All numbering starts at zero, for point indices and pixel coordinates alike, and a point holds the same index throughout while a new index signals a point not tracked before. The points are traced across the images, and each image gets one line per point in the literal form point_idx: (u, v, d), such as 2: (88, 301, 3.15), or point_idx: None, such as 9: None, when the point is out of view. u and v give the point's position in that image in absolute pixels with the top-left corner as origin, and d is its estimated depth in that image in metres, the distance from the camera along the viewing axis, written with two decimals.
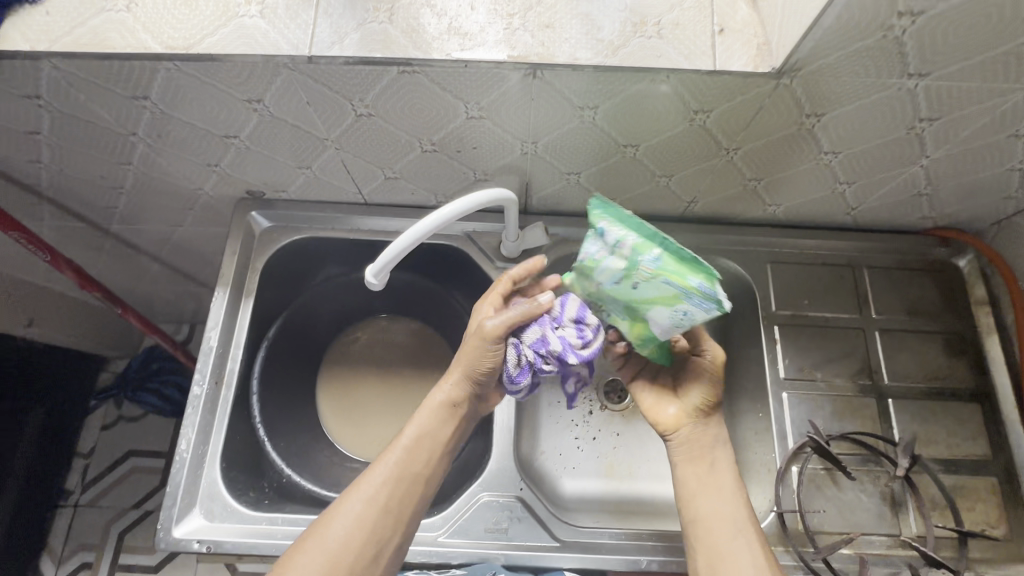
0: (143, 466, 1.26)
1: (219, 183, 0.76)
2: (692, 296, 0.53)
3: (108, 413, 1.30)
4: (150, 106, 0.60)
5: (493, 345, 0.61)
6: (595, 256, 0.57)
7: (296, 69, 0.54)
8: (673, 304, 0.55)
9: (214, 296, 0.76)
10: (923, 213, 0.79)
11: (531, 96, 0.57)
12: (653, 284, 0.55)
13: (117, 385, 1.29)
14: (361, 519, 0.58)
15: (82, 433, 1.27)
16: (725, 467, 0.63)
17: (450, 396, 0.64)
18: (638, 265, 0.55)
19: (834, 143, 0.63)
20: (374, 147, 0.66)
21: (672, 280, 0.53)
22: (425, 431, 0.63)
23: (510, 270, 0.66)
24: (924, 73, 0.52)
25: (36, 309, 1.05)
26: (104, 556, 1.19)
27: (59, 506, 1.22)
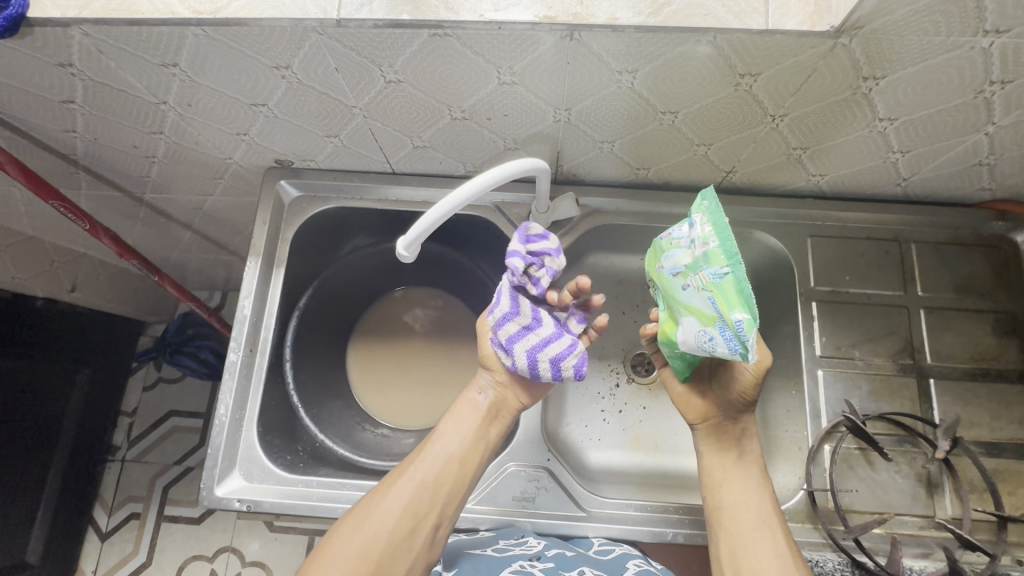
0: (184, 425, 1.32)
1: (248, 153, 0.76)
2: (725, 327, 0.51)
3: (150, 374, 1.35)
4: (180, 73, 0.59)
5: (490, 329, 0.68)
6: (675, 241, 0.58)
7: (325, 33, 0.52)
8: (705, 323, 0.53)
9: (246, 265, 0.76)
10: (981, 185, 0.74)
11: (567, 60, 0.54)
12: (701, 294, 0.53)
13: (156, 348, 1.33)
14: (400, 492, 0.61)
15: (126, 393, 1.34)
16: (752, 460, 0.63)
17: (481, 384, 0.68)
18: (703, 267, 0.53)
19: (891, 109, 0.59)
20: (403, 115, 0.64)
21: (717, 301, 0.51)
22: (458, 414, 0.66)
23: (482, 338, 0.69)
24: (1003, 30, 0.47)
25: (78, 274, 1.08)
26: (151, 507, 1.26)
27: (108, 461, 1.29)
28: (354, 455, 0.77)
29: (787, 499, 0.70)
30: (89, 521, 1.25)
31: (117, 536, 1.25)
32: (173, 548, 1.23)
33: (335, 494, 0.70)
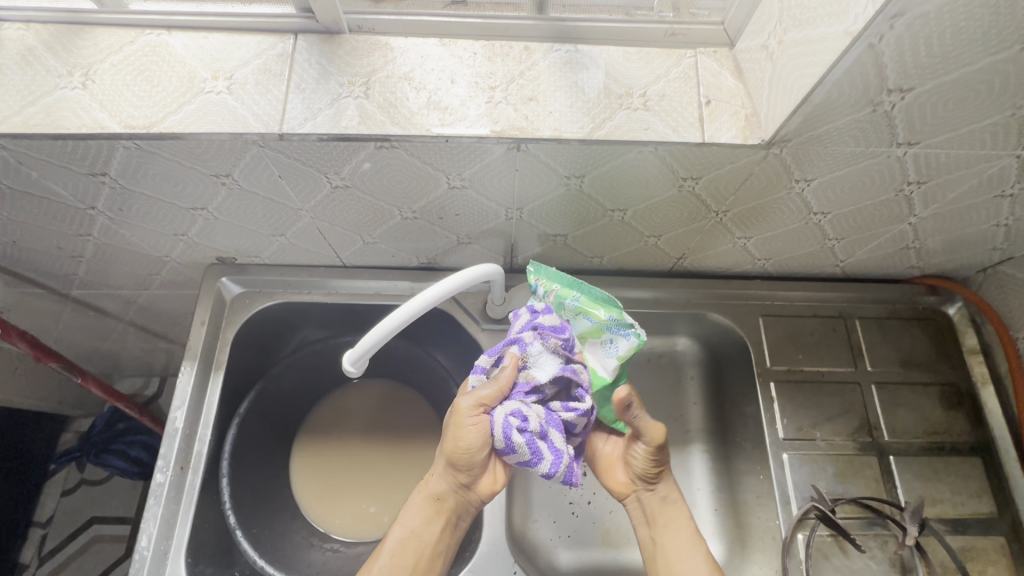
0: (108, 533, 1.17)
1: (187, 251, 0.72)
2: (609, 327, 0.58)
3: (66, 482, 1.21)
4: (110, 182, 0.56)
5: (469, 421, 0.57)
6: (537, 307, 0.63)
7: (267, 146, 0.51)
8: (598, 336, 0.59)
9: (180, 372, 0.71)
10: (911, 263, 0.78)
11: (515, 168, 0.54)
12: (579, 320, 0.59)
13: (80, 448, 1.19)
14: None
15: (40, 500, 1.18)
16: (681, 523, 0.65)
17: (435, 489, 0.63)
18: (558, 314, 0.60)
19: (823, 204, 0.62)
20: (352, 216, 0.63)
21: (590, 316, 0.59)
22: (410, 532, 0.62)
23: (476, 397, 0.57)
24: (913, 143, 0.51)
25: None
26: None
27: None
28: None
29: None
30: None
31: None
32: None
33: None
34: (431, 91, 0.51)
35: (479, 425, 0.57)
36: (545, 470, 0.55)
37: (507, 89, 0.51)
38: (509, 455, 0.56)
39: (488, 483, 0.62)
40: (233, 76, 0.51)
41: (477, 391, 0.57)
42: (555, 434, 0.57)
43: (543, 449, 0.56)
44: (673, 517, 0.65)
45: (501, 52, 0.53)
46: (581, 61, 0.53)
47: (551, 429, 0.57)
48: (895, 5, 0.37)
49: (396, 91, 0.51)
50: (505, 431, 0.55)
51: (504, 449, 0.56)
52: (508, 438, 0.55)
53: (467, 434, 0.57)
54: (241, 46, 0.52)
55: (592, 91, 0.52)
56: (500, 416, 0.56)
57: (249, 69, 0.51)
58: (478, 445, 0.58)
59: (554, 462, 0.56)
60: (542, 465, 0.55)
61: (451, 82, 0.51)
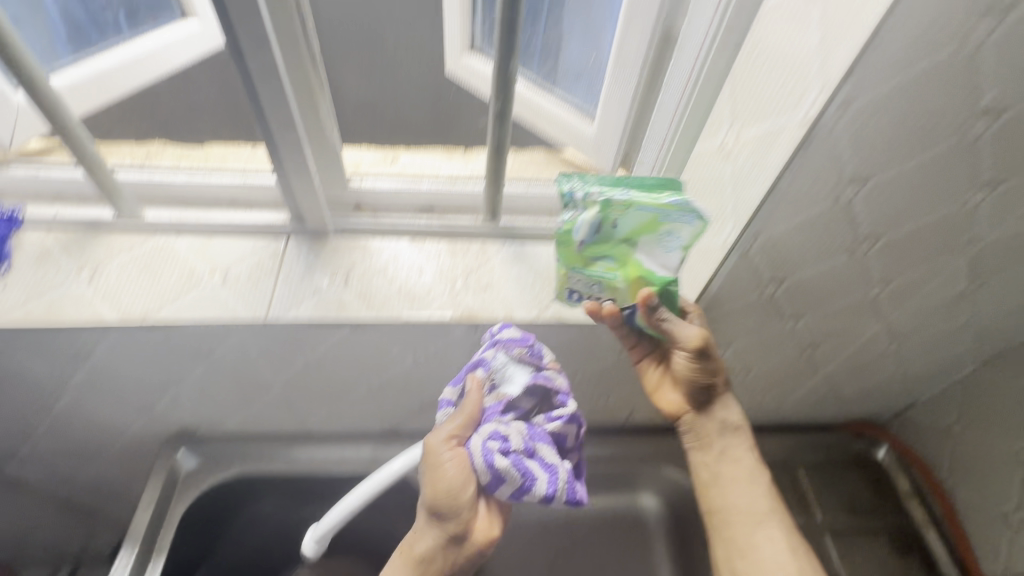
0: None
1: (148, 423, 0.73)
2: (670, 212, 0.48)
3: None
4: (91, 362, 0.60)
5: (445, 458, 0.53)
6: (567, 221, 0.50)
7: (251, 330, 0.57)
8: (656, 229, 0.49)
9: (118, 555, 0.67)
10: (834, 410, 0.87)
11: (474, 343, 0.62)
12: (632, 215, 0.49)
13: None
14: None
15: None
16: (773, 532, 0.63)
17: (421, 547, 0.57)
18: (607, 216, 0.49)
19: (743, 364, 0.72)
20: (322, 386, 0.67)
21: (647, 202, 0.48)
22: None
23: (445, 430, 0.54)
24: (799, 316, 0.63)
25: None
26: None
27: None
28: None
29: None
30: None
31: None
32: None
33: None
34: (402, 281, 0.60)
35: (456, 459, 0.53)
36: (542, 491, 0.51)
37: (467, 279, 0.61)
38: (501, 486, 0.52)
39: (482, 529, 0.57)
40: (228, 271, 0.59)
41: (444, 425, 0.54)
42: (544, 448, 0.53)
43: (534, 468, 0.52)
44: (743, 488, 0.65)
45: (462, 250, 0.65)
46: (528, 255, 0.65)
47: (539, 445, 0.53)
48: (752, 227, 0.49)
49: (371, 282, 0.60)
50: (487, 457, 0.52)
51: (490, 480, 0.52)
52: (491, 465, 0.51)
53: (446, 471, 0.53)
54: (238, 247, 0.61)
55: (538, 280, 0.62)
56: (478, 443, 0.52)
57: (243, 265, 0.60)
58: (460, 478, 0.53)
59: (551, 480, 0.52)
60: (538, 486, 0.51)
61: (419, 274, 0.61)
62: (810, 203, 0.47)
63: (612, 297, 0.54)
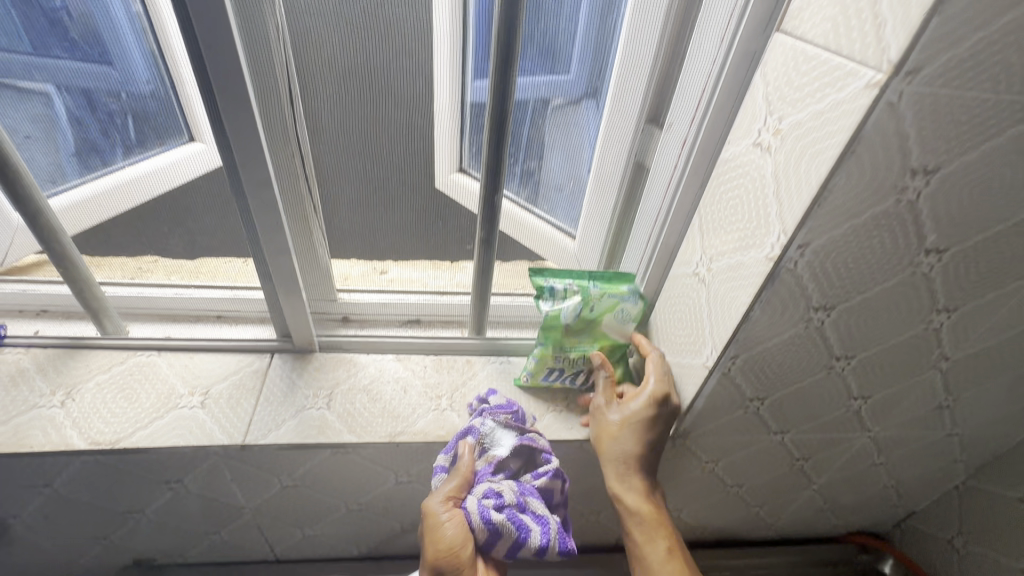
0: None
1: (101, 554, 0.67)
2: (625, 297, 0.60)
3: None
4: (50, 491, 0.56)
5: (443, 517, 0.46)
6: (552, 310, 0.58)
7: (228, 454, 0.55)
8: (616, 310, 0.60)
9: None
10: (832, 522, 0.84)
11: None
12: (601, 300, 0.59)
13: None
14: None
15: None
16: None
17: None
18: (585, 304, 0.58)
19: (734, 478, 0.70)
20: (296, 510, 0.63)
21: (610, 289, 0.59)
22: None
23: (437, 489, 0.49)
24: (785, 430, 0.63)
25: None
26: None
27: None
28: None
29: None
30: None
31: None
32: None
33: None
34: (386, 400, 0.60)
35: (455, 521, 0.46)
36: (537, 544, 0.46)
37: (452, 397, 0.61)
38: (499, 545, 0.46)
39: None
40: (209, 392, 0.58)
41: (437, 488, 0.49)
42: (535, 501, 0.49)
43: (527, 521, 0.47)
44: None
45: (447, 365, 0.66)
46: (512, 370, 0.66)
47: (530, 499, 0.49)
48: (730, 348, 0.51)
49: (355, 401, 0.59)
50: (482, 511, 0.46)
51: (489, 538, 0.46)
52: (488, 520, 0.46)
53: (446, 530, 0.46)
54: (222, 364, 0.61)
55: (523, 396, 0.64)
56: (473, 500, 0.47)
57: (224, 385, 0.59)
58: (461, 535, 0.45)
59: (546, 530, 0.47)
60: (535, 539, 0.46)
61: (404, 391, 0.61)
62: (781, 327, 0.49)
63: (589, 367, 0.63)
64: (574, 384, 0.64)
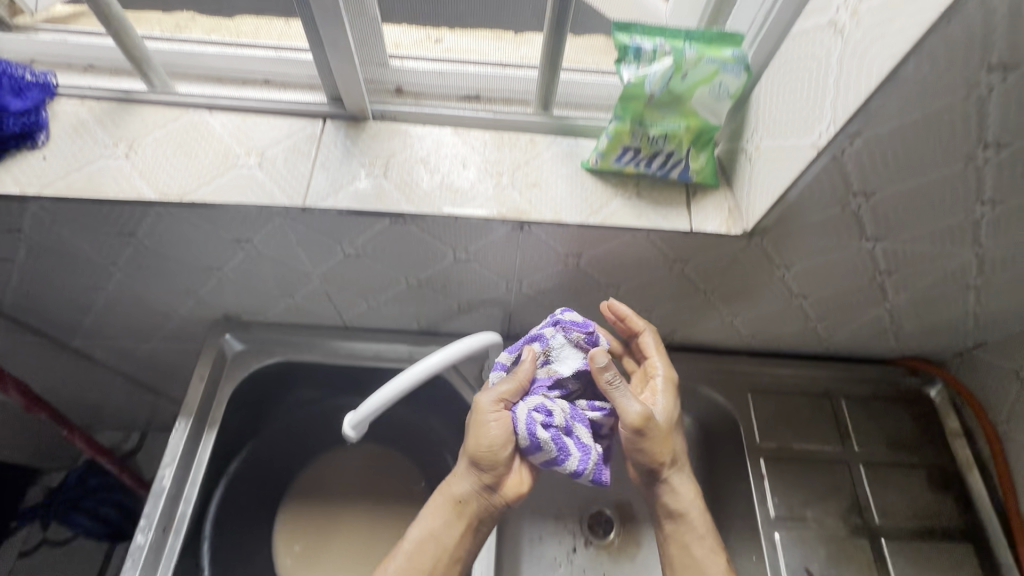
0: None
1: (194, 307, 0.75)
2: (729, 65, 0.49)
3: (32, 537, 1.37)
4: (135, 241, 0.60)
5: (491, 418, 0.59)
6: (636, 77, 0.50)
7: (290, 216, 0.55)
8: (714, 83, 0.50)
9: (174, 426, 0.71)
10: (890, 344, 0.82)
11: (517, 245, 0.59)
12: (697, 66, 0.49)
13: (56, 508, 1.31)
14: None
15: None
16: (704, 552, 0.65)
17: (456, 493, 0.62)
18: (676, 68, 0.49)
19: (804, 287, 0.66)
20: (359, 281, 0.66)
21: (712, 53, 0.49)
22: (430, 532, 0.62)
23: (496, 386, 0.59)
24: (880, 237, 0.56)
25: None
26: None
27: None
28: None
29: None
30: None
31: None
32: None
33: None
34: (443, 174, 0.56)
35: (501, 420, 0.59)
36: (572, 467, 0.56)
37: (513, 175, 0.57)
38: (536, 454, 0.57)
39: (513, 482, 0.62)
40: (264, 153, 0.56)
41: (497, 387, 0.59)
42: (581, 429, 0.58)
43: (568, 445, 0.57)
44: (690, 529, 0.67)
45: (509, 142, 0.59)
46: (579, 152, 0.59)
47: (576, 425, 0.58)
48: (854, 121, 0.42)
49: (411, 173, 0.56)
50: (529, 427, 0.56)
51: (531, 446, 0.57)
52: (533, 434, 0.56)
53: (491, 429, 0.59)
54: (273, 127, 0.58)
55: (587, 180, 0.57)
56: (523, 412, 0.57)
57: (279, 148, 0.56)
58: (502, 441, 0.59)
59: (582, 458, 0.56)
60: (570, 462, 0.56)
61: (462, 167, 0.57)
62: (933, 92, 0.39)
63: (675, 150, 0.54)
64: (658, 173, 0.56)
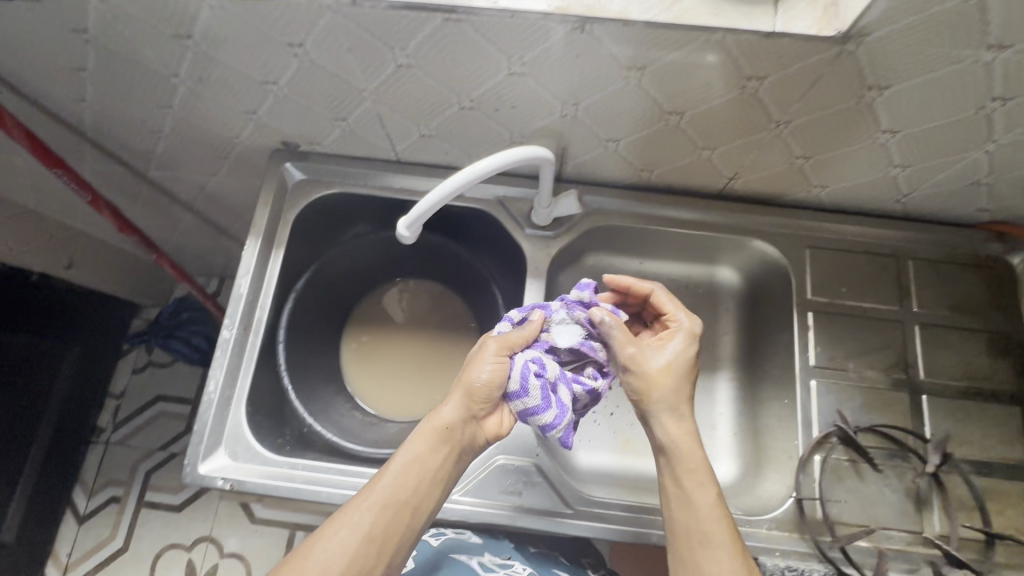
0: (170, 410, 1.62)
1: (255, 132, 0.77)
2: None
3: (140, 359, 1.66)
4: (194, 46, 0.60)
5: (491, 361, 0.64)
6: None
7: (341, 12, 0.53)
8: None
9: (247, 244, 0.77)
10: (981, 203, 0.74)
11: (576, 54, 0.55)
12: None
13: (153, 333, 1.58)
14: (345, 545, 0.58)
15: (115, 375, 1.63)
16: (699, 476, 0.62)
17: (445, 420, 0.63)
18: None
19: (894, 119, 0.60)
20: (411, 102, 0.65)
21: None
22: (415, 457, 0.62)
23: (511, 332, 0.67)
24: (1004, 44, 0.49)
25: (72, 252, 1.32)
26: (132, 491, 1.55)
27: (91, 442, 1.58)
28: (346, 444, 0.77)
29: (777, 506, 0.69)
30: (71, 502, 1.52)
31: (100, 515, 1.53)
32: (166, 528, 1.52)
33: (319, 478, 0.69)
34: None
35: (499, 366, 0.64)
36: (549, 419, 0.64)
37: None
38: (521, 399, 0.64)
39: (494, 425, 0.66)
40: None
41: (503, 337, 0.66)
42: (565, 392, 0.65)
43: (551, 400, 0.64)
44: (687, 460, 0.62)
45: None
46: None
47: (561, 387, 0.65)
48: None
49: None
50: (523, 376, 0.64)
51: (518, 391, 0.64)
52: (525, 380, 0.64)
53: (486, 372, 0.64)
54: None
55: None
56: (521, 361, 0.65)
57: None
58: (498, 382, 0.63)
59: (559, 415, 0.64)
60: (549, 413, 0.64)
61: None
62: None
63: None
64: None
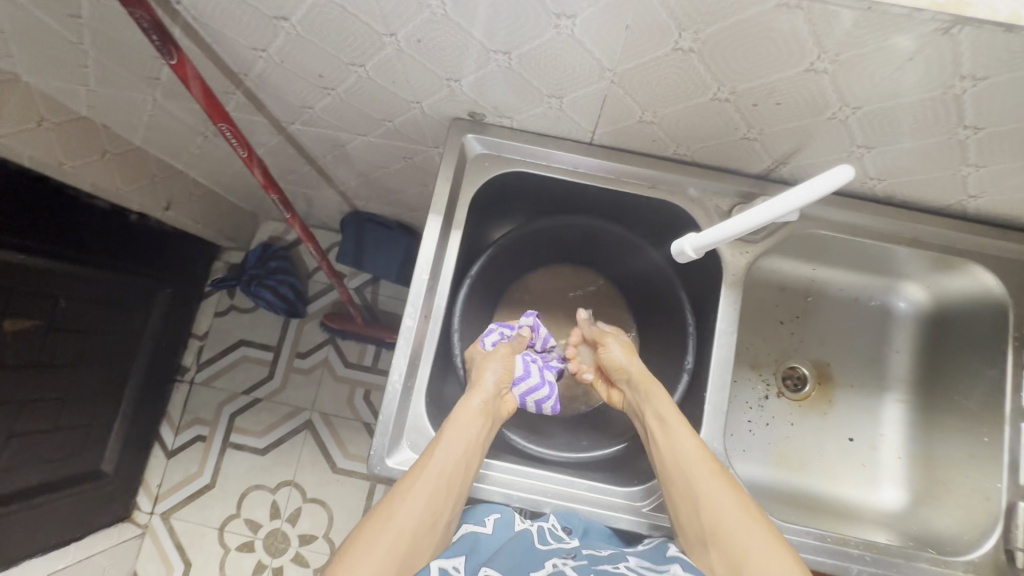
0: (252, 355, 1.54)
1: (443, 100, 0.69)
2: None
3: (223, 302, 1.57)
4: (437, 5, 0.52)
5: (500, 359, 0.74)
6: None
7: None
8: None
9: (427, 223, 0.71)
10: None
11: (912, 56, 0.46)
12: None
13: (236, 278, 1.48)
14: (420, 498, 0.60)
15: (198, 316, 1.56)
16: (697, 457, 0.64)
17: (479, 396, 0.69)
18: None
19: None
20: (658, 88, 0.57)
21: None
22: (461, 424, 0.66)
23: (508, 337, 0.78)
24: None
25: (171, 193, 1.21)
26: (218, 429, 1.49)
27: (178, 381, 1.52)
28: (526, 443, 0.77)
29: (974, 549, 0.68)
30: (157, 439, 1.47)
31: (183, 454, 1.47)
32: (238, 476, 1.45)
33: (510, 479, 0.70)
34: None
35: (506, 364, 0.74)
36: (545, 394, 0.78)
37: None
38: (522, 384, 0.77)
39: (508, 403, 0.74)
40: None
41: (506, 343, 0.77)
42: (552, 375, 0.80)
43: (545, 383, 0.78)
44: (678, 439, 0.65)
45: None
46: None
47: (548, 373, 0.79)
48: None
49: None
50: (527, 364, 0.77)
51: (519, 377, 0.76)
52: (528, 367, 0.77)
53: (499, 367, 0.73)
54: None
55: None
56: (522, 358, 0.78)
57: None
58: (508, 373, 0.73)
59: (551, 393, 0.79)
60: (546, 389, 0.78)
61: None
62: None
63: None
64: None
